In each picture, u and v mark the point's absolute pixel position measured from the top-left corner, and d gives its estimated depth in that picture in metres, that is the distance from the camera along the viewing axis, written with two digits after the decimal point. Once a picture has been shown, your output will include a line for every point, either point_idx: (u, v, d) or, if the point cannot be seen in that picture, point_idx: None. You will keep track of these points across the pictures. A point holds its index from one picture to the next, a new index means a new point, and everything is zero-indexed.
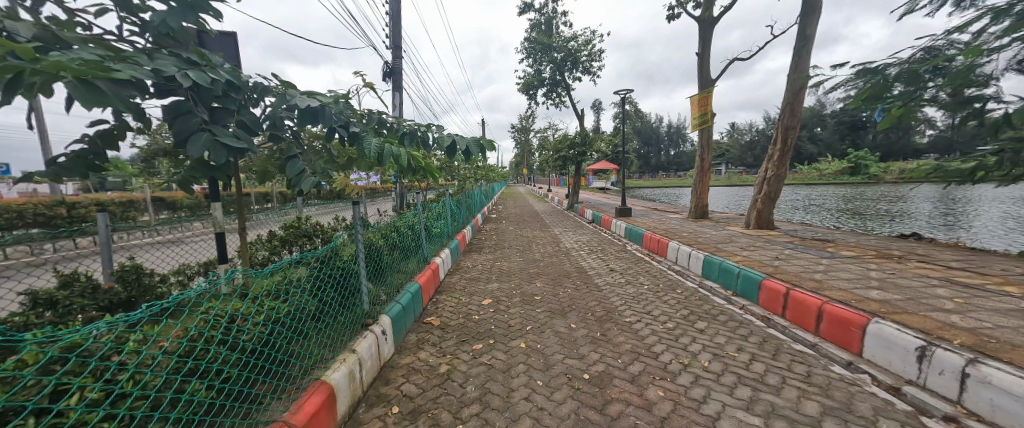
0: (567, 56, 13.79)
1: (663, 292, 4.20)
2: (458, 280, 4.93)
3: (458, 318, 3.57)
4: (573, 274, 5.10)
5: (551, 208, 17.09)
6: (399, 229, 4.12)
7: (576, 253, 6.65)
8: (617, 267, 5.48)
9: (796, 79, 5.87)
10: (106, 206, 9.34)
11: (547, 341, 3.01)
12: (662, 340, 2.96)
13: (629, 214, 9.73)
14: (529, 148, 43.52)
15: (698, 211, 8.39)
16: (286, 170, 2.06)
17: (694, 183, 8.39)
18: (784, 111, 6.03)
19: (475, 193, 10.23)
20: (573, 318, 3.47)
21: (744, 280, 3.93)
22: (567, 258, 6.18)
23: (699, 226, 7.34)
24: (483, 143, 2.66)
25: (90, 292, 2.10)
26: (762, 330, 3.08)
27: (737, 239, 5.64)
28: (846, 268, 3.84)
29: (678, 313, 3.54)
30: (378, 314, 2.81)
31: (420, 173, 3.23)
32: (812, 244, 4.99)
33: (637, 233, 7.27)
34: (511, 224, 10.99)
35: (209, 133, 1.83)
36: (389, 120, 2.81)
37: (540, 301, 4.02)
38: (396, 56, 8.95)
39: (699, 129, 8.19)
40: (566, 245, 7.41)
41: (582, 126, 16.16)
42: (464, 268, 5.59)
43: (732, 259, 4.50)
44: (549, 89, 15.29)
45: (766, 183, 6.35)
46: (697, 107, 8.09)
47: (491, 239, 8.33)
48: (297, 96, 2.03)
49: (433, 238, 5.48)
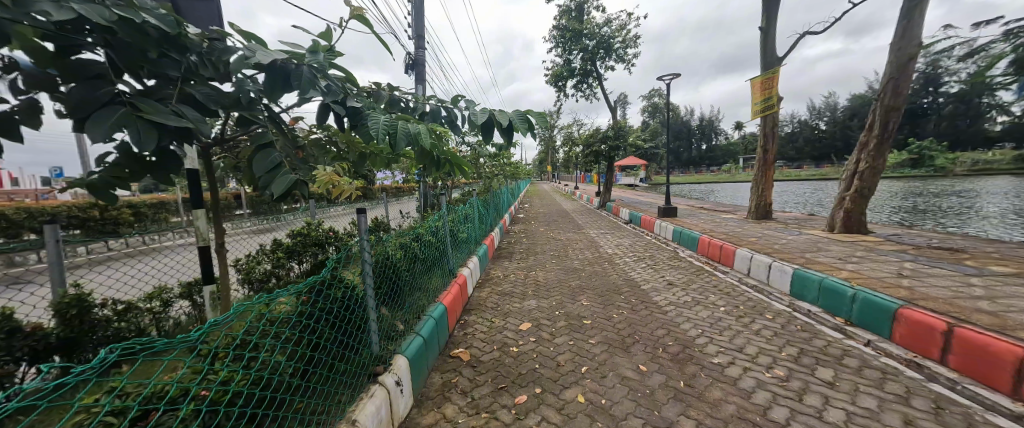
0: (600, 43, 12.81)
1: (749, 318, 3.28)
2: (489, 295, 4.23)
3: (492, 350, 2.87)
4: (625, 290, 4.28)
5: (581, 207, 16.18)
6: (420, 237, 3.49)
7: (620, 260, 5.79)
8: (676, 280, 4.59)
9: (904, 48, 4.74)
10: (138, 207, 9.37)
11: (614, 395, 2.22)
12: (779, 400, 2.11)
13: (673, 214, 8.71)
14: (553, 145, 42.58)
15: (759, 211, 7.29)
16: (253, 167, 1.40)
17: (755, 179, 7.28)
18: (885, 88, 4.92)
19: (502, 193, 9.55)
20: (640, 356, 2.68)
21: (863, 304, 3.01)
22: (613, 268, 5.32)
23: (766, 229, 6.27)
24: (532, 117, 1.93)
25: (4, 337, 1.53)
26: (925, 388, 2.17)
27: (827, 247, 4.60)
28: (1020, 293, 2.81)
29: (783, 351, 2.66)
30: (392, 356, 2.14)
31: (446, 165, 2.55)
32: (939, 256, 3.91)
33: (691, 237, 6.30)
34: (541, 225, 10.21)
35: (130, 109, 1.19)
36: (404, 96, 2.14)
37: (591, 327, 3.24)
38: (419, 46, 8.38)
39: (761, 116, 7.11)
40: (608, 251, 6.52)
41: (615, 119, 15.11)
42: (495, 280, 4.86)
43: (836, 276, 3.52)
44: (579, 80, 14.35)
45: (857, 177, 5.23)
46: (759, 91, 7.09)
47: (523, 242, 7.61)
48: (262, 52, 1.35)
49: (460, 246, 4.78)
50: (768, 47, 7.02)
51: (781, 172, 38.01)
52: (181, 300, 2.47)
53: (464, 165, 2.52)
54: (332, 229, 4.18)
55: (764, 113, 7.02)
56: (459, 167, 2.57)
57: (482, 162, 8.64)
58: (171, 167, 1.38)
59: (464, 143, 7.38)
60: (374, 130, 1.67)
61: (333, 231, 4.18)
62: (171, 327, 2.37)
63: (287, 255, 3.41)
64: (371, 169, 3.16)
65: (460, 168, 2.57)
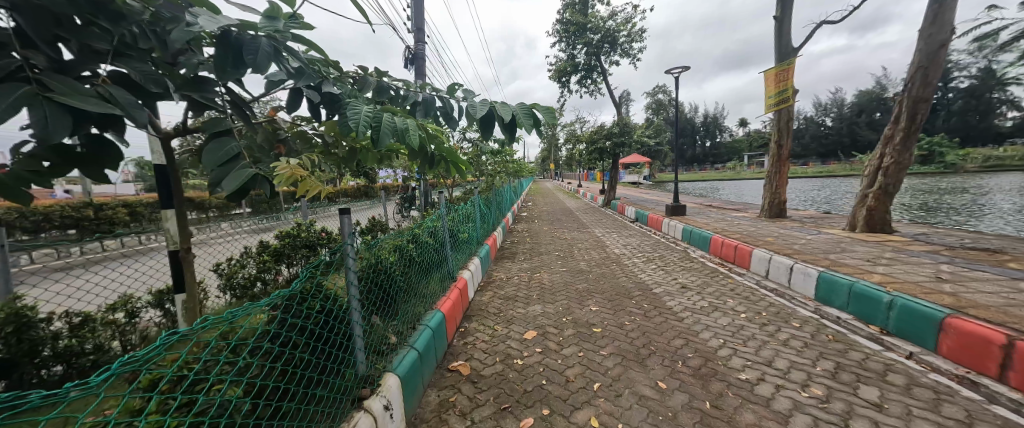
0: (605, 37, 12.50)
1: (773, 326, 3.02)
2: (491, 299, 3.99)
3: (494, 362, 2.63)
4: (636, 293, 4.02)
5: (586, 205, 15.89)
6: (417, 239, 3.26)
7: (629, 261, 5.53)
8: (689, 282, 4.32)
9: (935, 34, 4.44)
10: (134, 207, 9.15)
11: (632, 418, 1.98)
12: (822, 426, 1.86)
13: (682, 212, 8.42)
14: (556, 143, 42.24)
15: (773, 209, 7.00)
16: (201, 157, 1.19)
17: (768, 175, 6.99)
18: (913, 78, 4.61)
19: (505, 191, 9.30)
20: (658, 370, 2.43)
21: (901, 312, 2.74)
22: (621, 270, 5.05)
23: (781, 228, 5.98)
24: (540, 109, 1.68)
25: None
26: (988, 412, 1.92)
27: (851, 248, 4.32)
28: None
29: (816, 365, 2.40)
30: (382, 375, 1.90)
31: (440, 162, 2.31)
32: (977, 258, 3.62)
33: (702, 237, 6.03)
34: (545, 224, 9.97)
35: (37, 88, 0.93)
36: (394, 83, 1.87)
37: (602, 336, 2.99)
38: (419, 40, 8.13)
39: (775, 110, 6.82)
40: (615, 251, 6.25)
41: (620, 116, 14.80)
42: (497, 282, 4.61)
43: (868, 280, 3.25)
44: (583, 76, 14.04)
45: (881, 173, 4.93)
46: (773, 84, 6.80)
47: (526, 242, 7.36)
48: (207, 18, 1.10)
49: (460, 247, 4.54)
50: (783, 38, 6.71)
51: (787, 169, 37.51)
52: (152, 309, 2.24)
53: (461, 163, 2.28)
54: (324, 229, 3.96)
55: (778, 107, 6.73)
56: (457, 166, 2.32)
57: (484, 160, 8.37)
58: (108, 159, 1.14)
59: (465, 139, 7.13)
60: (352, 125, 1.43)
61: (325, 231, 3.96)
62: (138, 341, 2.14)
63: (274, 258, 3.18)
64: (363, 165, 2.93)
65: (456, 166, 2.32)
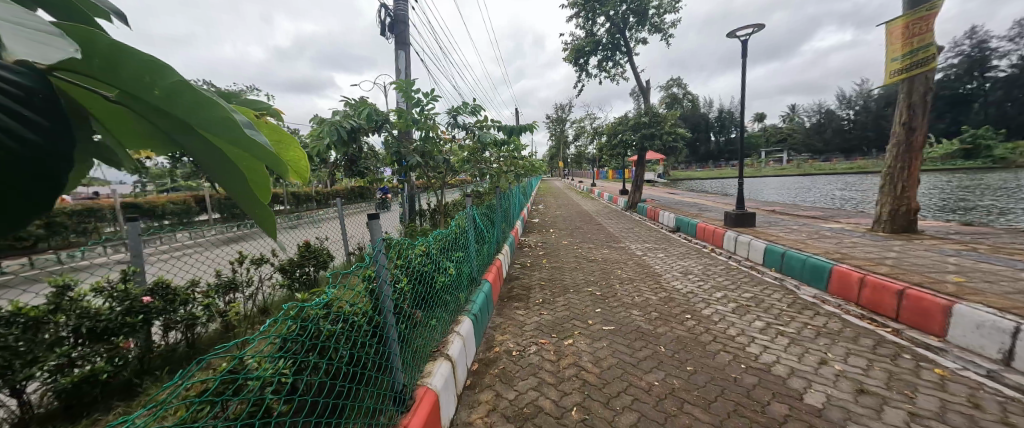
0: (633, 7, 10.41)
1: None
2: (488, 423, 2.01)
3: None
4: (779, 410, 2.03)
5: (606, 208, 13.79)
6: (277, 340, 1.24)
7: (711, 309, 3.51)
8: (866, 377, 2.28)
9: None
10: (51, 217, 7.18)
11: None
12: None
13: (749, 222, 6.33)
14: (563, 140, 40.06)
15: (895, 222, 4.94)
16: None
17: (889, 173, 4.91)
18: None
19: (512, 195, 7.33)
20: None
21: None
22: (710, 332, 3.00)
23: (937, 251, 3.92)
24: None
25: None
26: None
27: None
28: None
29: None
30: None
31: (46, 120, 0.34)
32: None
33: (814, 266, 3.98)
34: (563, 235, 7.95)
35: None
36: None
37: None
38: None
39: (899, 79, 4.82)
40: (677, 287, 4.20)
41: (647, 103, 12.67)
42: (502, 365, 2.62)
43: None
44: (604, 56, 11.88)
45: None
46: (900, 40, 4.73)
47: (542, 266, 5.38)
48: None
49: (435, 301, 2.56)
50: None
51: (816, 165, 34.86)
52: None
53: (119, 62, 0.40)
54: (151, 287, 1.97)
55: (909, 73, 4.68)
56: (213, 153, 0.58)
57: (485, 154, 6.42)
58: None
59: (457, 125, 5.18)
60: None
61: (157, 291, 1.99)
62: None
63: None
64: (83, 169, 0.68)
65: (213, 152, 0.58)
